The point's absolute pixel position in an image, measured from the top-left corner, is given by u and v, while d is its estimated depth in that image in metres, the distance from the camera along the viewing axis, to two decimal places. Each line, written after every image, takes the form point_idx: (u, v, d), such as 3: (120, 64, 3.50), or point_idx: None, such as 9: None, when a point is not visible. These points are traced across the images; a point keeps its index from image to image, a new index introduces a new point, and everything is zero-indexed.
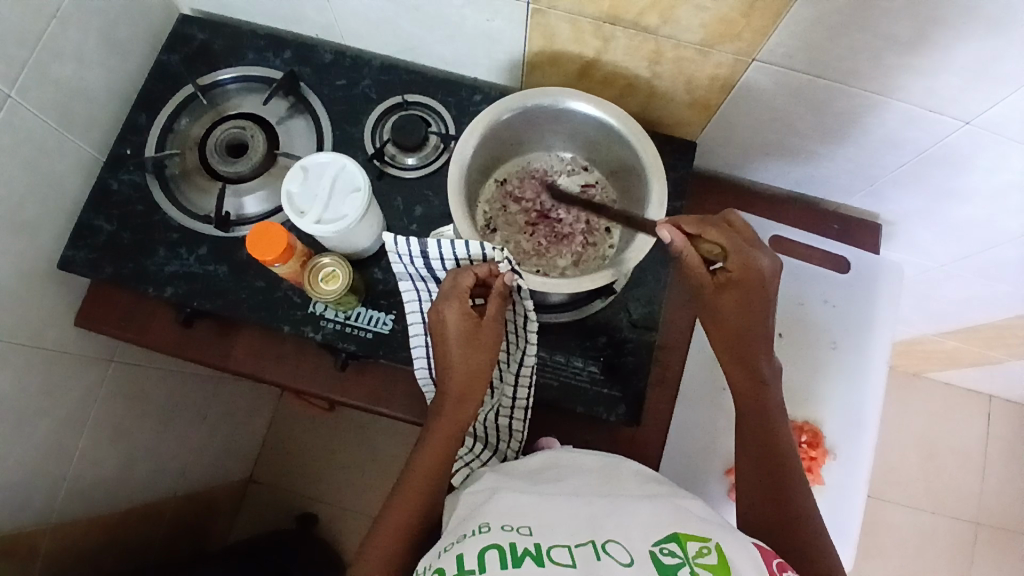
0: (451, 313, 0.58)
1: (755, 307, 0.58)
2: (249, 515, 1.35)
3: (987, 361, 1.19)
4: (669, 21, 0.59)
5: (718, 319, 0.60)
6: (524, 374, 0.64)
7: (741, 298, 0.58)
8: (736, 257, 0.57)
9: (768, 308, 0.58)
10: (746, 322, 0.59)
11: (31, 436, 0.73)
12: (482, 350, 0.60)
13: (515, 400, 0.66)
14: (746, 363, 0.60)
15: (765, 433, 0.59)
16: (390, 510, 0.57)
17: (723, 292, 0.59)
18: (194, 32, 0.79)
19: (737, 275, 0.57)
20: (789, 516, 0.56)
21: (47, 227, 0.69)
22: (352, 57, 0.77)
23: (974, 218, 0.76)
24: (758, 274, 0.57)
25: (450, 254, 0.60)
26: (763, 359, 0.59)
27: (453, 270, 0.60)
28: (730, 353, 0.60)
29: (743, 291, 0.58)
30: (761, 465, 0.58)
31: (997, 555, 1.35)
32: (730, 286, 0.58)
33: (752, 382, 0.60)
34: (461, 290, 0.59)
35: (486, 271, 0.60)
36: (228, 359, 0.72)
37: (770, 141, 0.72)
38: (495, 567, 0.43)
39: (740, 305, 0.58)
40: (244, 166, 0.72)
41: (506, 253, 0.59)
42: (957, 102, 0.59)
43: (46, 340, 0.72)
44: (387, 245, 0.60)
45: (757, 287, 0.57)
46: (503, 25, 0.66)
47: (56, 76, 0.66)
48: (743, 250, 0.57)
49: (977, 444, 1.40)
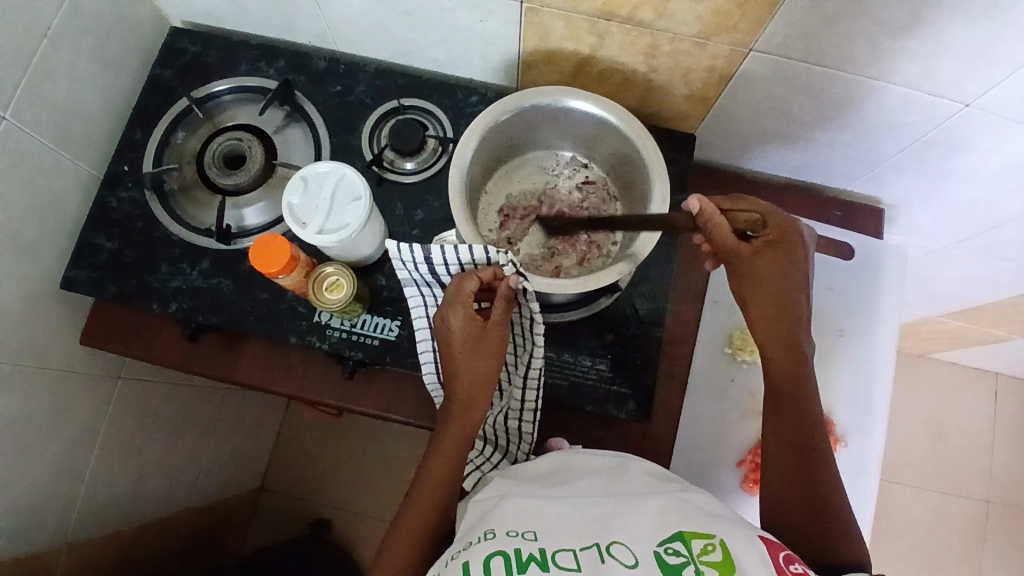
0: (455, 317, 0.59)
1: (794, 268, 0.58)
2: (263, 524, 1.35)
3: (991, 339, 1.19)
4: (663, 15, 0.58)
5: (756, 287, 0.59)
6: (532, 376, 0.64)
7: (779, 262, 0.58)
8: (776, 220, 0.58)
9: (805, 275, 0.59)
10: (783, 287, 0.58)
11: (43, 458, 0.73)
12: (488, 354, 0.59)
13: (524, 402, 0.65)
14: (787, 342, 0.58)
15: (796, 414, 0.58)
16: (404, 516, 0.57)
17: (763, 257, 0.58)
18: (186, 45, 0.78)
19: (777, 236, 0.58)
20: (816, 510, 0.55)
21: (47, 248, 0.69)
22: (346, 63, 0.77)
23: (975, 199, 0.76)
24: (794, 234, 0.58)
25: (453, 259, 0.60)
26: (803, 336, 0.59)
27: (456, 275, 0.60)
28: (767, 324, 0.59)
29: (781, 254, 0.58)
30: (797, 457, 0.58)
31: (1009, 533, 1.36)
32: (769, 250, 0.58)
33: (793, 360, 0.58)
34: (465, 294, 0.59)
35: (489, 275, 0.59)
36: (235, 372, 0.72)
37: (770, 130, 0.72)
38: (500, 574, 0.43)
39: (779, 267, 0.58)
40: (242, 178, 0.72)
41: (511, 256, 0.59)
42: (955, 85, 0.59)
43: (53, 361, 0.72)
44: (390, 253, 0.60)
45: (795, 247, 0.58)
46: (496, 25, 0.66)
47: (50, 96, 0.66)
48: (778, 213, 0.59)
49: (985, 422, 1.41)
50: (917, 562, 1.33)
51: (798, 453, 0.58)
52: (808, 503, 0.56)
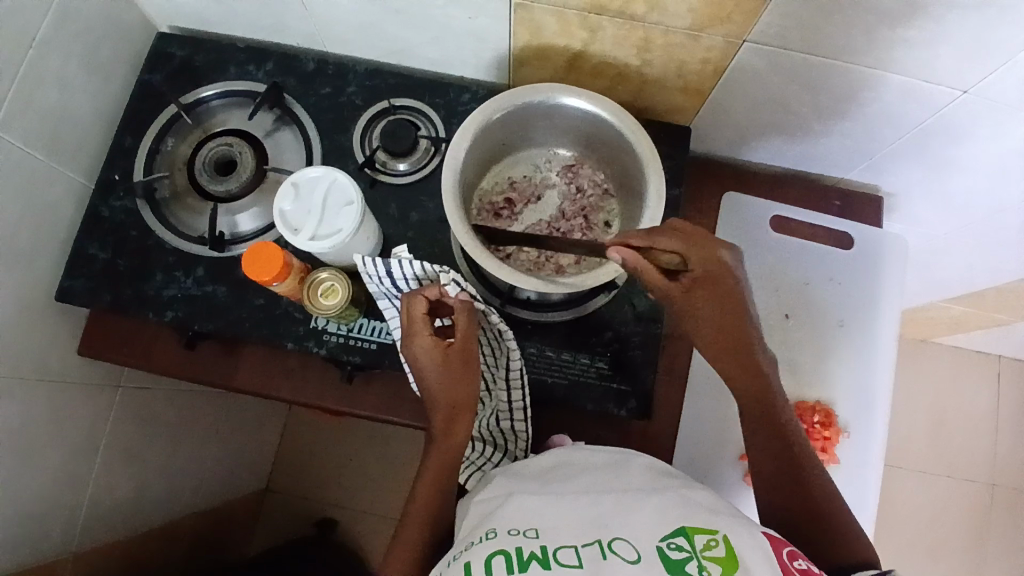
0: (420, 341, 0.59)
1: (729, 297, 0.58)
2: (269, 525, 1.35)
3: (993, 323, 1.19)
4: (655, 8, 0.57)
5: (695, 321, 0.60)
6: (513, 376, 0.65)
7: (711, 297, 0.58)
8: (699, 257, 0.57)
9: (741, 294, 0.59)
10: (725, 318, 0.59)
11: (44, 469, 0.73)
12: (459, 369, 0.60)
13: (511, 404, 0.66)
14: (741, 361, 0.59)
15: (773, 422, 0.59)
16: (396, 546, 0.57)
17: (694, 295, 0.59)
18: (174, 49, 0.77)
19: (703, 273, 0.58)
20: (817, 517, 0.55)
21: (41, 259, 0.69)
22: (335, 64, 0.76)
23: (974, 185, 0.75)
24: (719, 265, 0.58)
25: (409, 274, 0.60)
26: (758, 351, 0.59)
27: (404, 297, 0.60)
28: (714, 349, 0.60)
29: (712, 288, 0.58)
30: (784, 465, 0.58)
31: (1013, 517, 1.36)
32: (697, 287, 0.58)
33: (752, 378, 0.59)
34: (418, 319, 0.59)
35: (436, 292, 0.59)
36: (234, 379, 0.72)
37: (766, 121, 0.71)
38: (500, 573, 0.43)
39: (714, 301, 0.58)
40: (234, 184, 0.72)
41: (452, 275, 0.59)
42: (953, 72, 0.58)
43: (50, 371, 0.72)
44: (359, 268, 0.60)
45: (722, 279, 0.58)
46: (486, 23, 0.65)
47: (39, 108, 0.65)
48: (698, 248, 0.57)
49: (987, 406, 1.40)
50: (922, 546, 1.33)
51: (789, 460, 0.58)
52: (805, 506, 0.56)
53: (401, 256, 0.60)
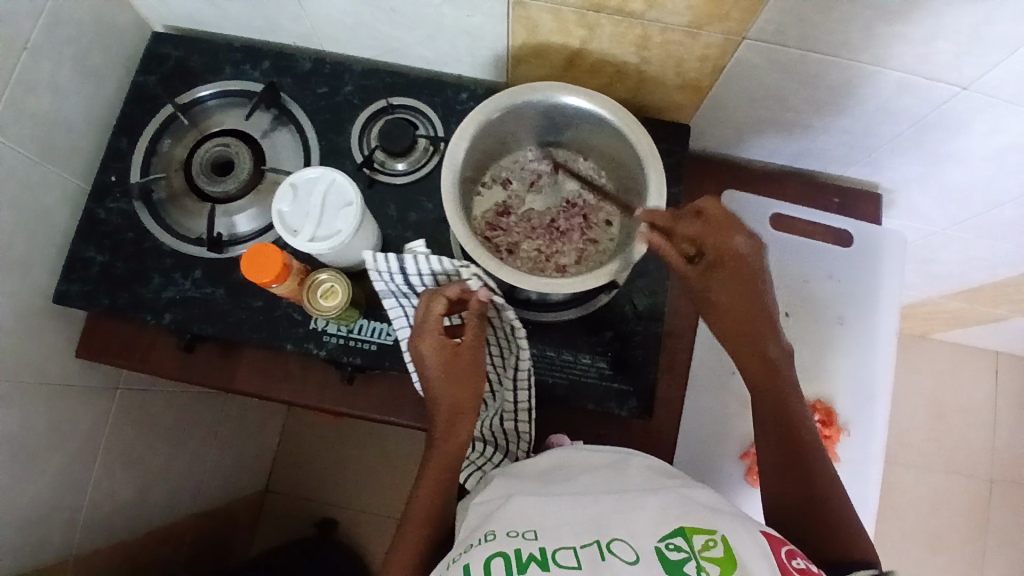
0: (428, 342, 0.59)
1: (744, 288, 0.62)
2: (269, 526, 1.35)
3: (990, 318, 1.19)
4: (654, 6, 0.57)
5: (714, 309, 0.63)
6: (521, 377, 0.64)
7: (727, 284, 0.62)
8: (714, 243, 0.62)
9: (757, 285, 0.62)
10: (739, 302, 0.62)
11: (44, 473, 0.73)
12: (464, 371, 0.60)
13: (517, 404, 0.65)
14: (756, 354, 0.61)
15: (784, 415, 0.59)
16: (397, 548, 0.57)
17: (709, 279, 0.63)
18: (168, 50, 0.77)
19: (716, 259, 0.62)
20: (819, 517, 0.54)
21: (37, 263, 0.68)
22: (332, 64, 0.76)
23: (973, 181, 0.75)
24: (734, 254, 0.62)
25: (427, 270, 0.60)
26: (770, 340, 0.61)
27: (425, 294, 0.59)
28: (733, 338, 0.63)
29: (729, 275, 0.62)
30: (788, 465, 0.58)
31: (1012, 509, 1.36)
32: (716, 272, 0.62)
33: (765, 372, 0.61)
34: (433, 319, 0.59)
35: (457, 292, 0.59)
36: (233, 381, 0.71)
37: (765, 118, 0.71)
38: None
39: (731, 288, 0.62)
40: (232, 186, 0.71)
41: (474, 270, 0.59)
42: (951, 67, 0.58)
43: (49, 375, 0.72)
44: (367, 264, 0.60)
45: (737, 267, 0.62)
46: (483, 21, 0.64)
47: (33, 111, 0.65)
48: (717, 237, 0.62)
49: (985, 399, 1.41)
50: (921, 540, 1.34)
51: (795, 458, 0.57)
52: (808, 505, 0.55)
53: (417, 253, 0.60)
